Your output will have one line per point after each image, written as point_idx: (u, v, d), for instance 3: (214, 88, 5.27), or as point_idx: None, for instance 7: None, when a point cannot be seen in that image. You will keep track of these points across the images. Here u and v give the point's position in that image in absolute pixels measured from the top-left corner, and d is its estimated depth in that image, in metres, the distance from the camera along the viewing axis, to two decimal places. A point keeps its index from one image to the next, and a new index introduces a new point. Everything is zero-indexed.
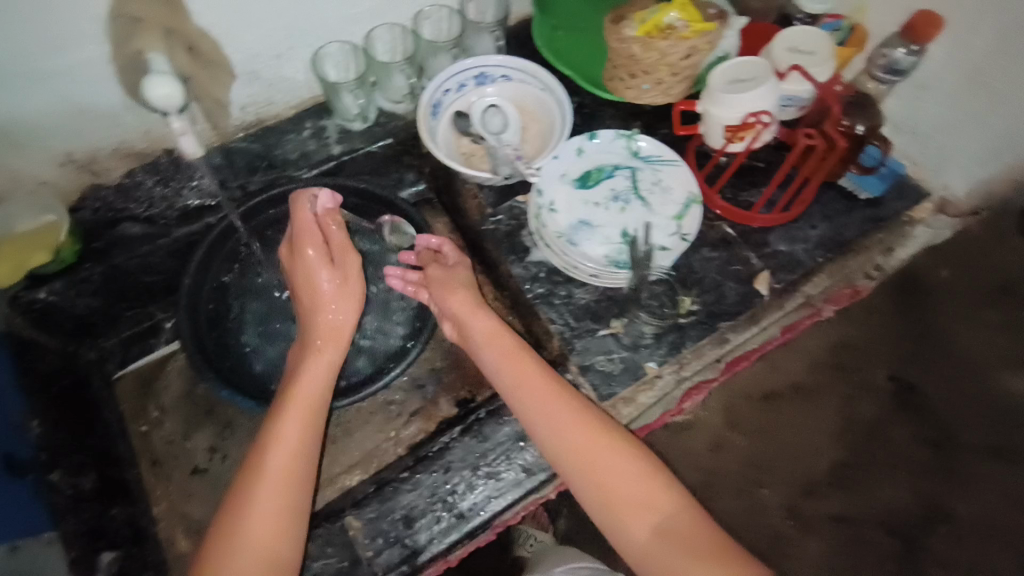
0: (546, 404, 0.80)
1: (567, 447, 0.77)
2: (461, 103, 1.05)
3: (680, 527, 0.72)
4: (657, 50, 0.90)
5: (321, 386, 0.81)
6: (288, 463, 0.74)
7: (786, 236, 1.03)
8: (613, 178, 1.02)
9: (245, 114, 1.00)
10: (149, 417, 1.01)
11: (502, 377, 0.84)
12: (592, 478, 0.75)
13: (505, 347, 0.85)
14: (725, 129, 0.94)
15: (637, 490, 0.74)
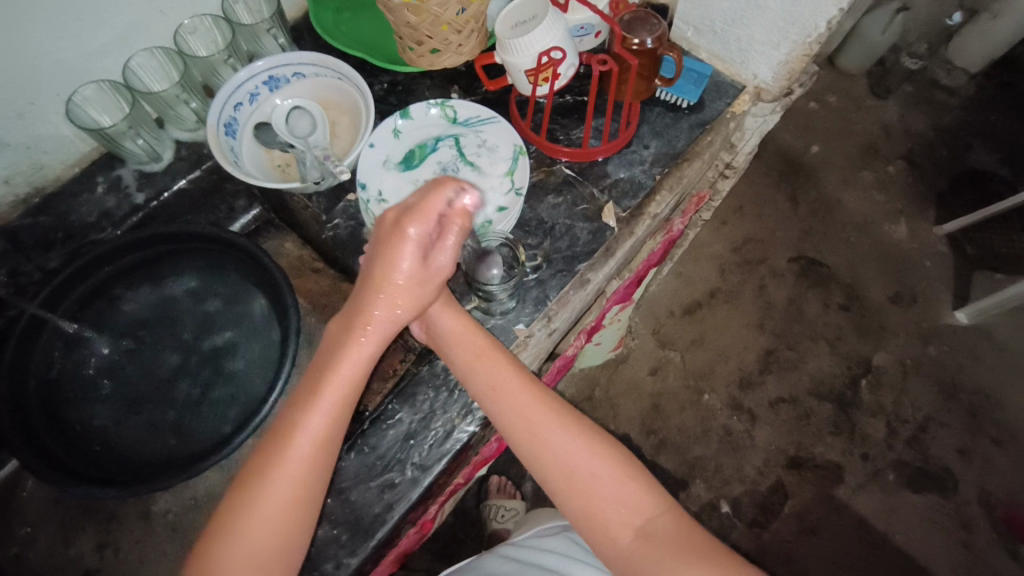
0: (525, 409, 0.77)
1: (550, 457, 0.75)
2: (259, 114, 0.98)
3: (663, 531, 0.72)
4: (431, 12, 0.87)
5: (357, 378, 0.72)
6: (311, 465, 0.68)
7: (623, 163, 1.03)
8: (437, 151, 0.98)
9: (14, 186, 0.91)
10: (18, 537, 0.89)
11: (478, 381, 0.79)
12: (577, 486, 0.74)
13: (478, 349, 0.80)
14: (526, 74, 0.93)
15: (618, 497, 0.73)
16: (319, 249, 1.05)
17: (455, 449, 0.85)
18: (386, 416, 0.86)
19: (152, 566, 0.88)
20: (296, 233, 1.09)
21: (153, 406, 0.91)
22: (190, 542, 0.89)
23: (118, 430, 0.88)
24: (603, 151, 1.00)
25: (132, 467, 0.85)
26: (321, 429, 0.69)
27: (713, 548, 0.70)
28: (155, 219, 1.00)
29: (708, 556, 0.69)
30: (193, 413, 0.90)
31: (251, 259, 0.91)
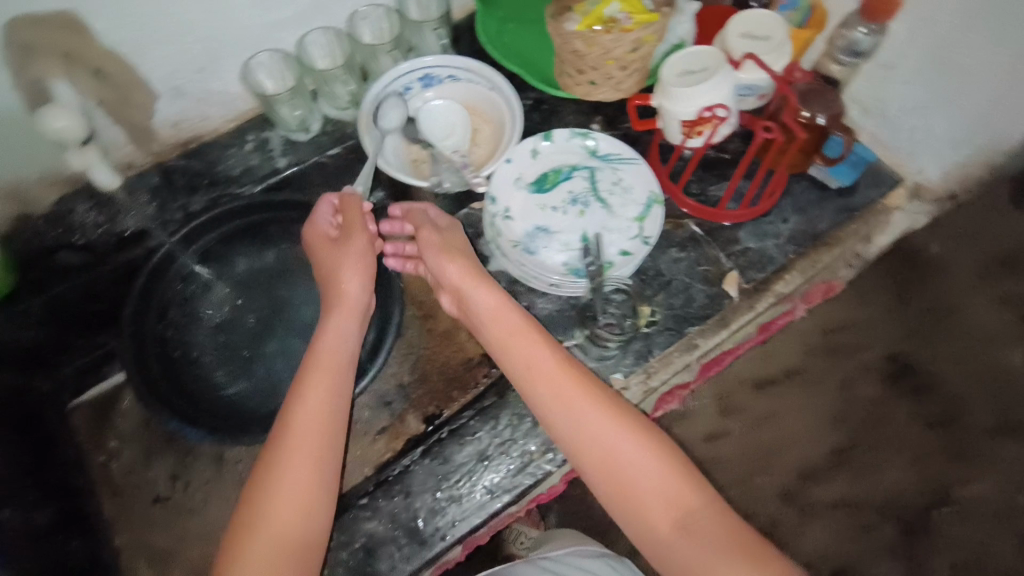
0: (547, 381, 0.73)
1: (579, 429, 0.70)
2: (408, 108, 1.00)
3: (698, 516, 0.64)
4: (600, 45, 0.86)
5: (331, 398, 0.72)
6: (303, 489, 0.67)
7: (756, 232, 0.98)
8: (570, 180, 0.97)
9: (178, 130, 0.95)
10: (108, 447, 0.94)
11: (504, 345, 0.78)
12: (608, 464, 0.68)
13: (496, 304, 0.79)
14: (681, 124, 0.90)
15: (651, 476, 0.67)
16: None
17: (528, 482, 0.83)
18: (468, 432, 0.86)
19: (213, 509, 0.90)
20: None
21: (251, 361, 0.93)
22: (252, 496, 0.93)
23: (215, 375, 0.92)
24: (732, 218, 0.97)
25: (222, 415, 0.88)
26: (300, 453, 0.69)
27: (747, 540, 0.63)
28: (291, 185, 1.02)
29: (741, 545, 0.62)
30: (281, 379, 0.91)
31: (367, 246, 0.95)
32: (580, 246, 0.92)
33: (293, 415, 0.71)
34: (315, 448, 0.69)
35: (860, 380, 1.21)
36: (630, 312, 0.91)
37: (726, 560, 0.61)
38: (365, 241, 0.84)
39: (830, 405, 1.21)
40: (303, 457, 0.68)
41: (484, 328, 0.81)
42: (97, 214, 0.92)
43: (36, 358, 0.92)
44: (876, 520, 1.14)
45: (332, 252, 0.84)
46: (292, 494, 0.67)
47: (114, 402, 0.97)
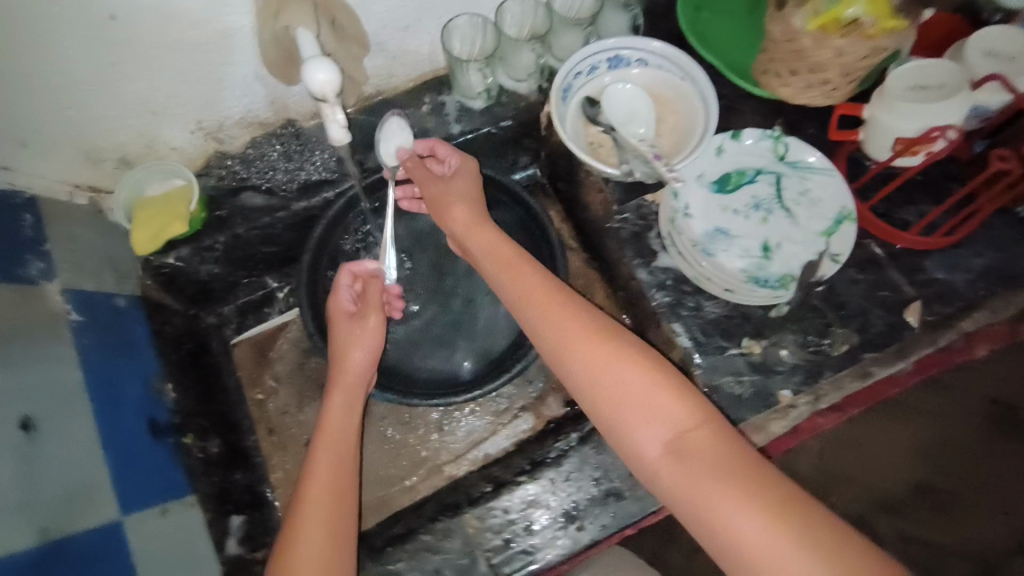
0: (557, 316, 0.72)
1: (582, 359, 0.68)
2: (592, 88, 0.96)
3: (705, 448, 0.62)
4: (832, 48, 0.78)
5: (336, 464, 0.73)
6: (319, 541, 0.67)
7: (945, 263, 0.93)
8: (754, 183, 0.92)
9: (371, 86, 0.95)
10: (265, 385, 0.99)
11: (531, 295, 0.75)
12: (616, 394, 0.66)
13: (539, 291, 0.75)
14: (897, 140, 0.84)
15: (661, 408, 0.64)
16: (585, 229, 1.07)
17: None
18: None
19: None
20: (561, 205, 1.14)
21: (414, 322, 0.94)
22: None
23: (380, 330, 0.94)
24: (911, 245, 0.92)
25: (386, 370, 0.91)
26: (313, 514, 0.68)
27: (766, 480, 0.59)
28: (460, 152, 1.02)
29: (758, 484, 0.59)
30: (441, 346, 0.94)
31: (539, 219, 1.00)
32: (761, 254, 0.88)
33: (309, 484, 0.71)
34: (329, 512, 0.69)
35: (961, 417, 1.09)
36: (808, 333, 0.88)
37: (741, 496, 0.58)
38: (376, 318, 0.82)
39: (919, 438, 1.08)
40: (325, 513, 0.69)
41: (489, 267, 0.81)
42: (284, 162, 0.91)
43: (211, 291, 0.97)
44: (953, 563, 1.03)
45: (348, 327, 0.81)
46: (312, 554, 0.66)
47: (272, 342, 1.02)
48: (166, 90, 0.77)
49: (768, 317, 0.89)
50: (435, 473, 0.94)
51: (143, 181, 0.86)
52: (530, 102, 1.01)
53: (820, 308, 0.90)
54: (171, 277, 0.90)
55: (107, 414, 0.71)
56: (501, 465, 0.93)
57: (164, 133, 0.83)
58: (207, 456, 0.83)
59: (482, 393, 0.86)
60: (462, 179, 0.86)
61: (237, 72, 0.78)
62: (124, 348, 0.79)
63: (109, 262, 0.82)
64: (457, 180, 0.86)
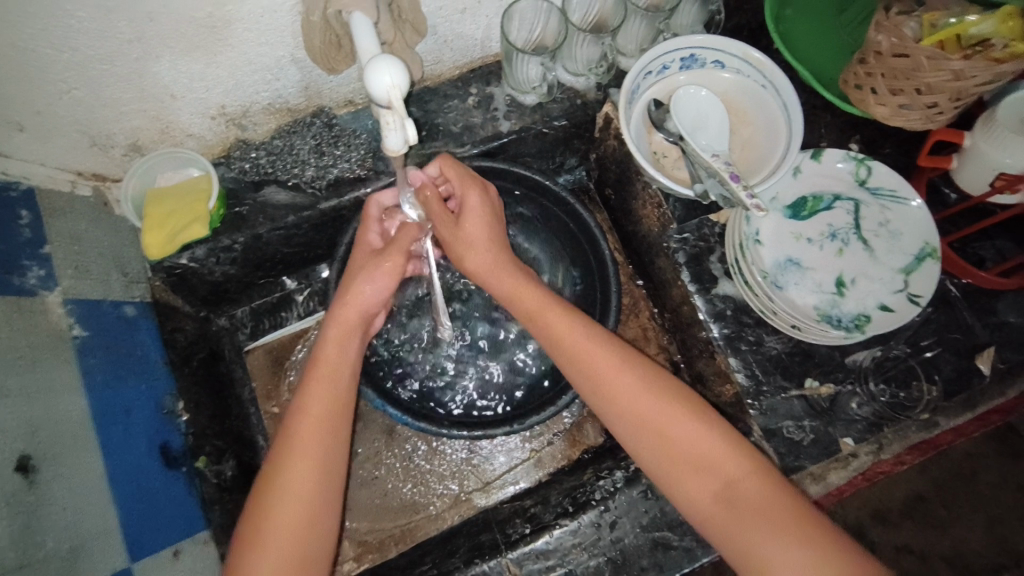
0: (589, 357, 0.65)
1: (621, 400, 0.63)
2: (661, 90, 0.86)
3: (756, 501, 0.57)
4: (951, 69, 0.68)
5: (331, 393, 0.64)
6: (306, 486, 0.59)
7: (1018, 305, 0.83)
8: (831, 210, 0.84)
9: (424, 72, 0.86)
10: (281, 398, 0.93)
11: (562, 337, 0.67)
12: (660, 443, 0.60)
13: (568, 335, 0.67)
14: (998, 176, 0.78)
15: (705, 459, 0.59)
16: (632, 243, 1.03)
17: None
18: None
19: (387, 478, 0.92)
20: (606, 210, 1.09)
21: (455, 344, 0.89)
22: (422, 474, 0.93)
23: (414, 346, 0.88)
24: (982, 283, 0.82)
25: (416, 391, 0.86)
26: (305, 445, 0.61)
27: (821, 540, 0.54)
28: (503, 152, 0.93)
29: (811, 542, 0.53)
30: (478, 367, 0.88)
31: (588, 228, 0.91)
32: (835, 290, 0.81)
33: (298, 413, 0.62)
34: (319, 441, 0.61)
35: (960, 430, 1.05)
36: (888, 383, 0.80)
37: (795, 556, 0.53)
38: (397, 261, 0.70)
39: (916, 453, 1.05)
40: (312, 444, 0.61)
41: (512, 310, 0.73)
42: (314, 157, 0.81)
43: (224, 292, 0.88)
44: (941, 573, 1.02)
45: (366, 259, 0.72)
46: (300, 498, 0.59)
47: (289, 351, 0.95)
48: (190, 71, 0.66)
49: (845, 363, 0.82)
50: (462, 501, 0.92)
51: (153, 166, 0.76)
52: (585, 99, 0.91)
53: (899, 355, 0.81)
54: (183, 277, 0.80)
55: (115, 444, 0.64)
56: (539, 501, 0.87)
57: (178, 118, 0.72)
58: (222, 481, 0.77)
59: (530, 426, 0.80)
60: (474, 224, 0.72)
61: (269, 55, 0.67)
62: (135, 366, 0.72)
63: (114, 263, 0.73)
64: (470, 219, 0.72)
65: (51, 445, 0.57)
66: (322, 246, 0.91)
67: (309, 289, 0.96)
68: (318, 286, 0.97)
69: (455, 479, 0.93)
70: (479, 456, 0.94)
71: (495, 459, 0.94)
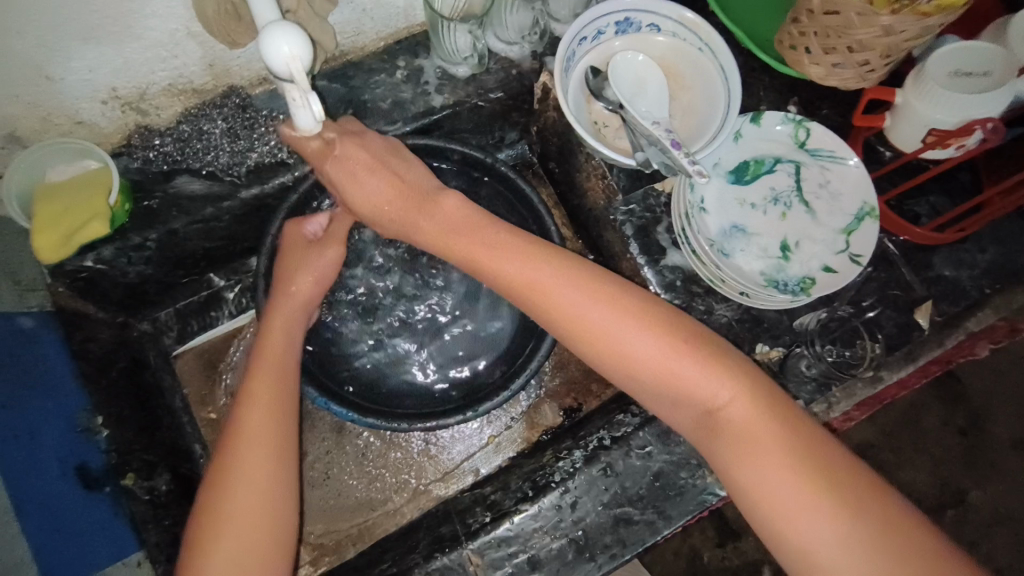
0: (555, 297, 0.61)
1: (587, 333, 0.60)
2: (597, 56, 0.83)
3: (739, 424, 0.55)
4: (881, 25, 0.68)
5: (275, 393, 0.63)
6: (257, 489, 0.57)
7: (951, 258, 0.85)
8: (773, 174, 0.83)
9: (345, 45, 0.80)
10: (218, 404, 0.87)
11: (533, 283, 0.61)
12: (651, 376, 0.58)
13: (541, 280, 0.61)
14: (931, 131, 0.78)
15: (689, 386, 0.57)
16: (580, 218, 1.00)
17: (710, 504, 0.75)
18: (636, 441, 0.77)
19: (340, 478, 0.89)
20: (552, 185, 1.06)
21: (400, 334, 0.85)
22: (377, 470, 0.90)
23: (359, 336, 0.84)
24: (919, 239, 0.84)
25: (361, 386, 0.82)
26: (249, 446, 0.59)
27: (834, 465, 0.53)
28: (439, 129, 0.88)
29: (797, 463, 0.52)
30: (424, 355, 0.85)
31: (532, 205, 0.88)
32: (780, 254, 0.80)
33: (241, 412, 0.61)
34: (265, 441, 0.59)
35: None
36: (835, 342, 0.81)
37: (781, 478, 0.52)
38: (334, 249, 0.72)
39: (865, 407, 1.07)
40: (263, 443, 0.59)
41: (443, 254, 0.67)
42: (228, 141, 0.74)
43: (142, 294, 0.81)
44: None
45: (298, 253, 0.72)
46: (247, 500, 0.57)
47: (223, 353, 0.89)
48: (66, 49, 0.58)
49: (793, 326, 0.82)
50: (421, 494, 0.89)
51: (43, 160, 0.67)
52: (521, 69, 0.86)
53: (845, 315, 0.82)
54: (91, 282, 0.73)
55: (18, 471, 0.60)
56: (499, 488, 0.84)
57: (63, 103, 0.64)
58: (156, 498, 0.71)
59: (482, 413, 0.78)
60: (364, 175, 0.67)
61: (159, 28, 0.61)
62: (38, 385, 0.66)
63: (3, 269, 0.66)
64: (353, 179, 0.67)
65: None
66: (249, 238, 0.85)
67: (240, 285, 0.89)
68: (249, 281, 0.90)
69: (412, 471, 0.90)
70: (434, 446, 0.91)
71: (452, 448, 0.91)
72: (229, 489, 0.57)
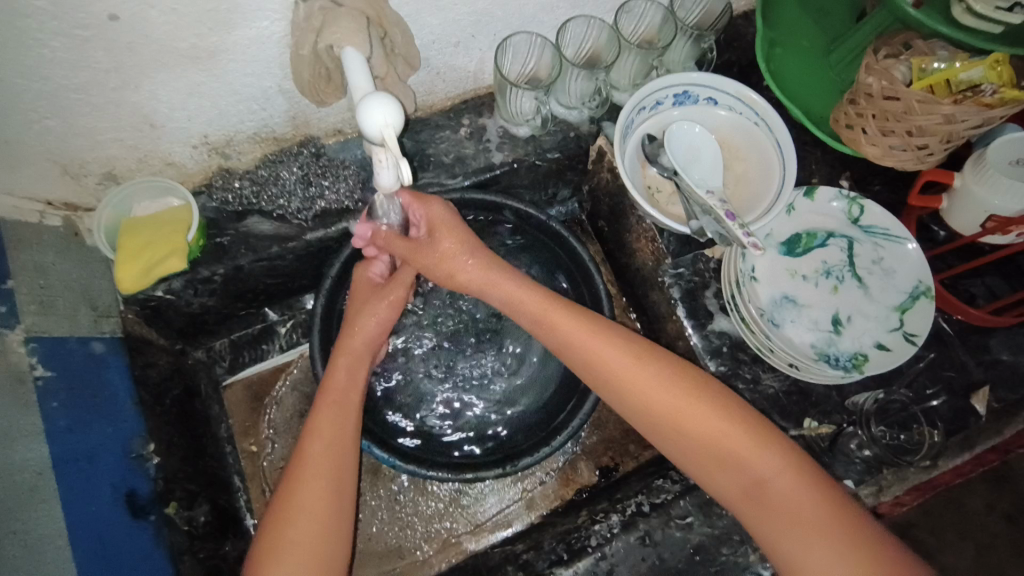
0: (616, 370, 0.65)
1: (645, 406, 0.63)
2: (654, 125, 0.86)
3: (788, 502, 0.57)
4: (942, 114, 0.69)
5: (339, 426, 0.66)
6: (314, 516, 0.60)
7: (1009, 342, 0.83)
8: (825, 247, 0.83)
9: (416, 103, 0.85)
10: (261, 436, 0.89)
11: (593, 354, 0.66)
12: (702, 450, 0.60)
13: (599, 351, 0.66)
14: (991, 218, 0.78)
15: (741, 461, 0.59)
16: (625, 275, 1.01)
17: None
18: (677, 510, 0.76)
19: (371, 521, 0.88)
20: (598, 241, 1.08)
21: (444, 380, 0.86)
22: (408, 517, 0.89)
23: (404, 380, 0.85)
24: (975, 321, 0.82)
25: (401, 430, 0.83)
26: (310, 475, 0.62)
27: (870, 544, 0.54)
28: (496, 184, 0.91)
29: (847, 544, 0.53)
30: (465, 403, 0.85)
31: (580, 261, 0.89)
32: (831, 328, 0.80)
33: (306, 441, 0.64)
34: (327, 472, 0.62)
35: None
36: (891, 426, 0.79)
37: (828, 553, 0.54)
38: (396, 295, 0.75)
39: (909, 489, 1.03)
40: (325, 472, 0.62)
41: (519, 318, 0.72)
42: (302, 188, 0.78)
43: (202, 324, 0.84)
44: None
45: (368, 296, 0.76)
46: (308, 526, 0.59)
47: (270, 387, 0.91)
48: (171, 101, 0.63)
49: (844, 403, 0.80)
50: (452, 545, 0.88)
51: (131, 195, 0.72)
52: (579, 132, 0.90)
53: (901, 397, 0.80)
54: (158, 310, 0.76)
55: (76, 494, 0.60)
56: (531, 547, 0.82)
57: (157, 146, 0.69)
58: (193, 529, 0.72)
59: (522, 468, 0.77)
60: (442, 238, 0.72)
61: (255, 86, 0.65)
62: (102, 409, 0.67)
63: (83, 296, 0.70)
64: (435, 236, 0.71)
65: (7, 500, 0.53)
66: (308, 277, 0.88)
67: (292, 321, 0.93)
68: (302, 317, 0.93)
69: (443, 520, 0.89)
70: (466, 495, 0.91)
71: (484, 499, 0.91)
72: (289, 517, 0.59)
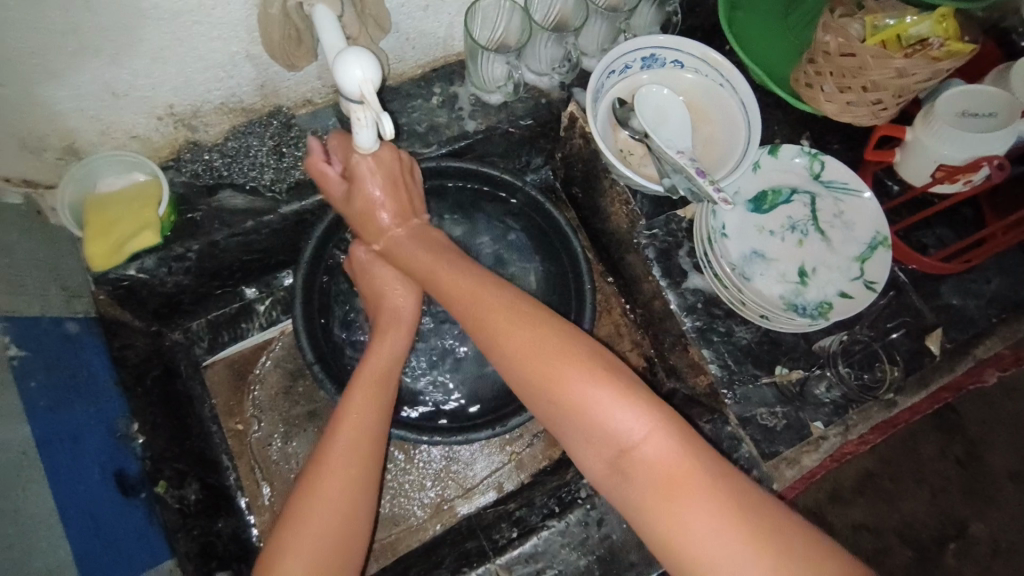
0: (490, 326, 0.61)
1: (515, 361, 0.59)
2: (624, 89, 0.88)
3: (647, 465, 0.53)
4: (894, 68, 0.72)
5: (375, 407, 0.66)
6: (348, 484, 0.61)
7: (959, 287, 0.89)
8: (790, 203, 0.87)
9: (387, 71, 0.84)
10: (246, 415, 0.88)
11: (473, 298, 0.63)
12: (572, 414, 0.57)
13: (476, 297, 0.63)
14: (940, 167, 0.83)
15: (597, 425, 0.55)
16: (601, 240, 1.03)
17: None
18: None
19: None
20: (573, 209, 1.09)
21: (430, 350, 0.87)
22: (399, 487, 0.90)
23: None
24: (928, 270, 0.87)
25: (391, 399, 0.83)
26: (341, 455, 0.62)
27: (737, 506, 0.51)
28: (470, 152, 0.92)
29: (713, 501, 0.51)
30: (449, 370, 0.86)
31: (558, 225, 0.90)
32: (797, 279, 0.84)
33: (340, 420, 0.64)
34: (358, 457, 0.62)
35: None
36: (854, 367, 0.83)
37: (692, 511, 0.51)
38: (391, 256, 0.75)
39: None
40: (362, 442, 0.63)
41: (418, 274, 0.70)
42: (273, 159, 0.77)
43: (177, 304, 0.82)
44: (895, 544, 1.06)
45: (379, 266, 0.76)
46: (334, 507, 0.59)
47: (252, 364, 0.90)
48: (135, 68, 0.61)
49: (812, 349, 0.84)
50: (444, 510, 0.90)
51: (94, 171, 0.70)
52: (551, 99, 0.90)
53: (866, 340, 0.84)
54: (131, 290, 0.75)
55: (62, 474, 0.59)
56: (522, 504, 0.85)
57: (123, 119, 0.67)
58: (185, 507, 0.72)
59: (512, 426, 0.78)
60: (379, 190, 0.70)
61: (221, 50, 0.64)
62: (81, 388, 0.66)
63: (52, 276, 0.67)
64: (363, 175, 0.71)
65: None
66: (283, 252, 0.87)
67: (270, 298, 0.91)
68: (280, 295, 0.92)
69: (434, 488, 0.91)
70: (455, 461, 0.92)
71: (473, 464, 0.92)
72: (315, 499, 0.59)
